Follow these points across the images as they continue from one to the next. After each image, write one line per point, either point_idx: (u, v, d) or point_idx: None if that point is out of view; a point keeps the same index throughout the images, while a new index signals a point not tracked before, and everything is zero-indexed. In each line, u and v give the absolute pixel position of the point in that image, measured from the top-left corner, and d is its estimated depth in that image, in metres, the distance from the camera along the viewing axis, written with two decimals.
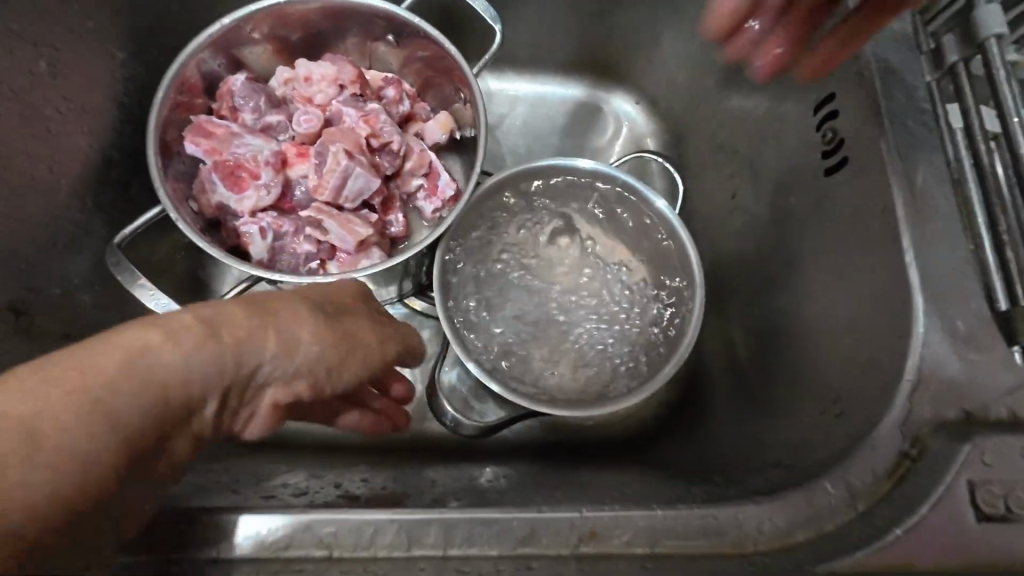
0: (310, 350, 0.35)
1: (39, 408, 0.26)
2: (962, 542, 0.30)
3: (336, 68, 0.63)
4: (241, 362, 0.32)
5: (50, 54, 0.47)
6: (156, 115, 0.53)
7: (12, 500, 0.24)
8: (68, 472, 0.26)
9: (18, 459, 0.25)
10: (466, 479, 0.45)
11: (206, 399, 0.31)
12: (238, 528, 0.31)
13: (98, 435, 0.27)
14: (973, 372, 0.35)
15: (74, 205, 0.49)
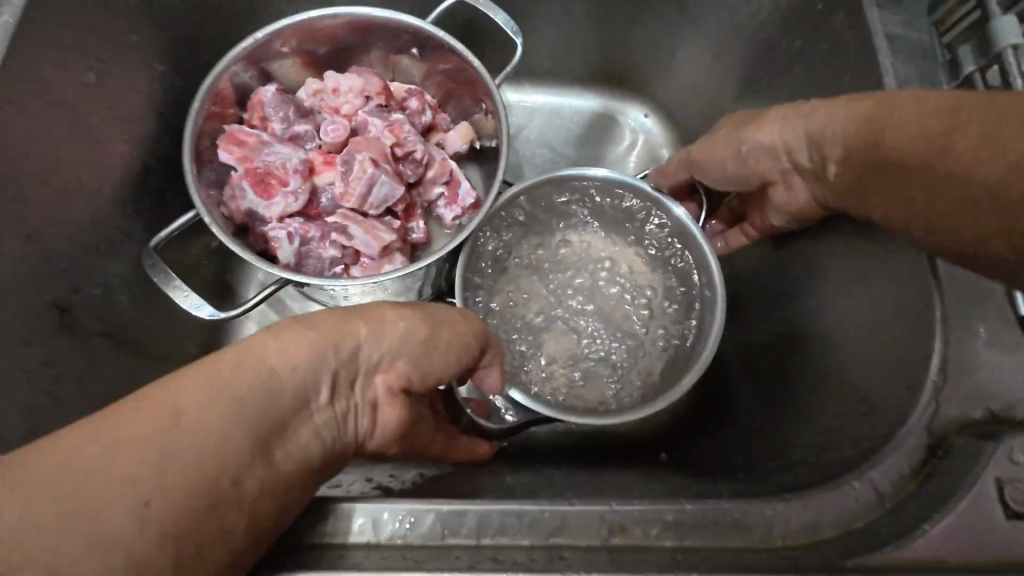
0: (397, 329, 0.36)
1: (159, 414, 0.26)
2: (994, 539, 0.30)
3: (362, 80, 0.65)
4: (345, 346, 0.33)
5: (97, 66, 0.49)
6: (192, 124, 0.56)
7: (149, 503, 0.24)
8: (197, 472, 0.26)
9: (149, 464, 0.25)
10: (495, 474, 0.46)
11: (319, 387, 0.31)
12: (343, 514, 0.31)
13: (221, 431, 0.27)
14: (997, 372, 0.35)
15: (115, 209, 0.51)
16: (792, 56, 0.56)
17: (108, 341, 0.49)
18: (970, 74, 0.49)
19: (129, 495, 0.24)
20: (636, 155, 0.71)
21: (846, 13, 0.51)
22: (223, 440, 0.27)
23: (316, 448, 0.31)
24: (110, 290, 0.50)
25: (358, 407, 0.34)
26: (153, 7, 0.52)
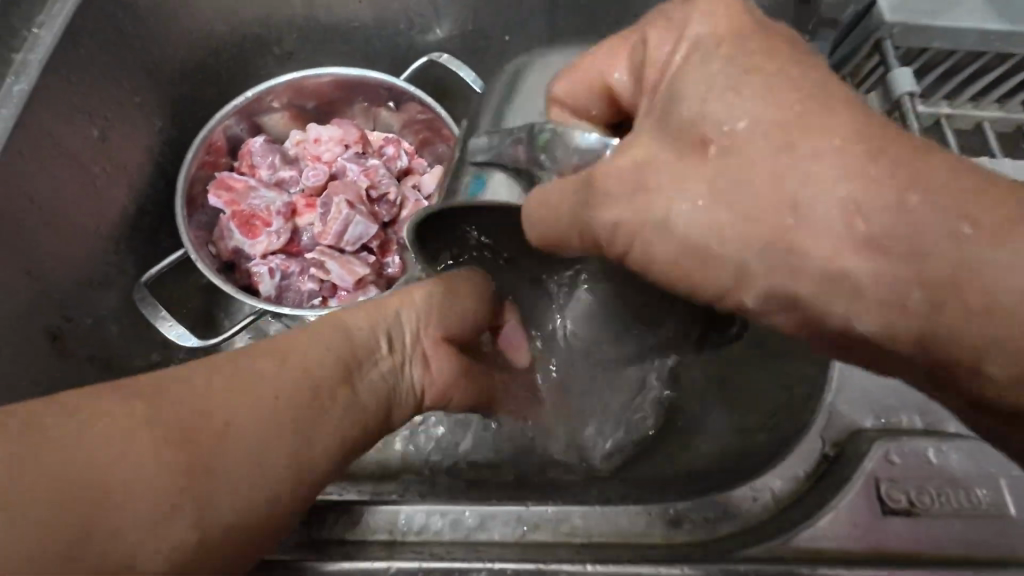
0: (420, 295, 0.41)
1: (224, 385, 0.29)
2: (871, 532, 0.33)
3: (342, 131, 0.72)
4: (389, 312, 0.39)
5: (103, 122, 0.56)
6: (188, 172, 0.63)
7: (214, 466, 0.27)
8: (257, 438, 0.28)
9: (216, 429, 0.28)
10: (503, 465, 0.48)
11: (379, 343, 0.37)
12: (355, 514, 0.35)
13: (279, 400, 0.30)
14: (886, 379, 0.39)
15: (110, 247, 0.57)
16: None
17: (96, 366, 0.54)
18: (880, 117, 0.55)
19: (194, 455, 0.26)
20: None
21: None
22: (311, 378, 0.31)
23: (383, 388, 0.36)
24: (101, 320, 0.55)
25: (414, 357, 0.39)
26: (155, 72, 0.60)
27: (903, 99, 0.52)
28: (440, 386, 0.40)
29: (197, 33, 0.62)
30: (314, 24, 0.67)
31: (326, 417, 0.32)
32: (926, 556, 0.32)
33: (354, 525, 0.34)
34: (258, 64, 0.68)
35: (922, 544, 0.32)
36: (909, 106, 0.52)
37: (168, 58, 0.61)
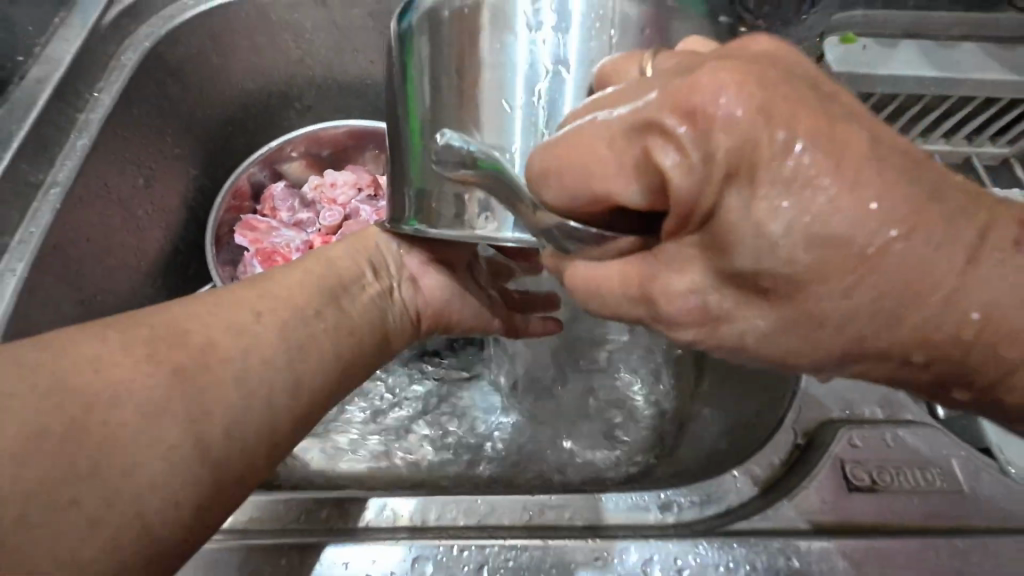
0: (384, 237, 0.49)
1: (213, 338, 0.34)
2: (838, 507, 0.37)
3: (355, 175, 0.79)
4: (371, 245, 0.48)
5: (148, 171, 0.63)
6: (218, 215, 0.69)
7: (226, 404, 0.33)
8: (256, 378, 0.35)
9: (220, 371, 0.33)
10: (499, 453, 0.59)
11: (366, 273, 0.46)
12: (373, 505, 0.38)
13: (272, 348, 0.36)
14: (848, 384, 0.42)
15: (147, 281, 0.63)
16: None
17: None
18: None
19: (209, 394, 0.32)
20: None
21: None
22: (281, 318, 0.38)
23: (378, 306, 0.46)
24: None
25: (401, 280, 0.49)
26: (190, 127, 0.68)
27: None
28: (432, 310, 0.51)
29: (228, 93, 0.70)
30: (332, 82, 0.75)
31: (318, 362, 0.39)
32: (886, 526, 0.36)
33: (374, 513, 0.38)
34: (280, 118, 0.76)
35: (885, 516, 0.37)
36: None
37: (203, 114, 0.69)
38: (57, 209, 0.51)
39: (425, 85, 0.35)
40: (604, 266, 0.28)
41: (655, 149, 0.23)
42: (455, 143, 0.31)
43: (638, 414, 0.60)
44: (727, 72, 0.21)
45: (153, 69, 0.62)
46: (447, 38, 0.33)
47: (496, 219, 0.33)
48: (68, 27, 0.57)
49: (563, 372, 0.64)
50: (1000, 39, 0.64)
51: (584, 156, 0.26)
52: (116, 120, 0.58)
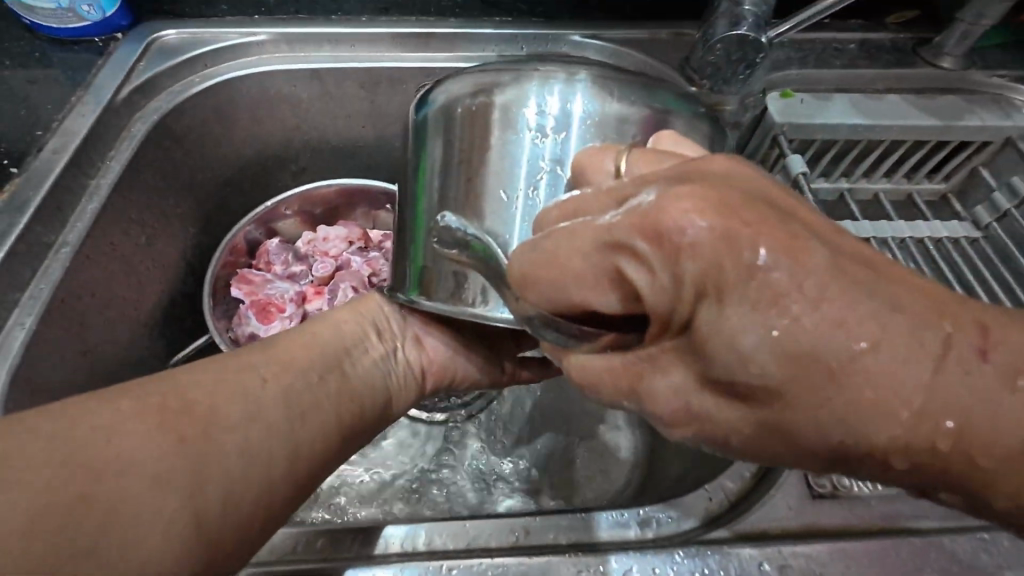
0: (382, 302, 0.52)
1: (213, 394, 0.37)
2: (803, 512, 0.40)
3: (347, 230, 0.83)
4: (372, 308, 0.51)
5: (150, 231, 0.67)
6: (215, 271, 0.73)
7: (222, 451, 0.35)
8: (251, 429, 0.37)
9: (218, 423, 0.36)
10: (497, 499, 0.64)
11: (370, 336, 0.50)
12: (377, 534, 0.40)
13: (267, 403, 0.39)
14: None
15: (145, 333, 0.66)
16: None
17: None
18: (797, 178, 0.64)
19: (205, 442, 0.34)
20: None
21: None
22: (281, 376, 0.41)
23: (378, 369, 0.49)
24: None
25: (405, 340, 0.52)
26: (192, 190, 0.73)
27: (799, 178, 0.64)
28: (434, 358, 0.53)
29: (228, 158, 0.76)
30: (325, 145, 0.81)
31: (314, 417, 0.41)
32: (848, 530, 0.39)
33: (376, 543, 0.39)
34: (275, 179, 0.82)
35: (845, 522, 0.40)
36: (804, 183, 0.63)
37: (204, 178, 0.74)
38: (67, 265, 0.56)
39: (435, 179, 0.40)
40: (595, 358, 0.33)
41: (628, 268, 0.29)
42: (454, 227, 0.37)
43: (622, 458, 0.66)
44: (688, 200, 0.26)
45: (159, 138, 0.67)
46: (460, 134, 0.39)
47: (487, 302, 0.37)
48: (84, 104, 0.63)
49: (553, 421, 0.69)
50: (919, 91, 0.72)
51: (560, 268, 0.31)
52: (124, 185, 0.63)
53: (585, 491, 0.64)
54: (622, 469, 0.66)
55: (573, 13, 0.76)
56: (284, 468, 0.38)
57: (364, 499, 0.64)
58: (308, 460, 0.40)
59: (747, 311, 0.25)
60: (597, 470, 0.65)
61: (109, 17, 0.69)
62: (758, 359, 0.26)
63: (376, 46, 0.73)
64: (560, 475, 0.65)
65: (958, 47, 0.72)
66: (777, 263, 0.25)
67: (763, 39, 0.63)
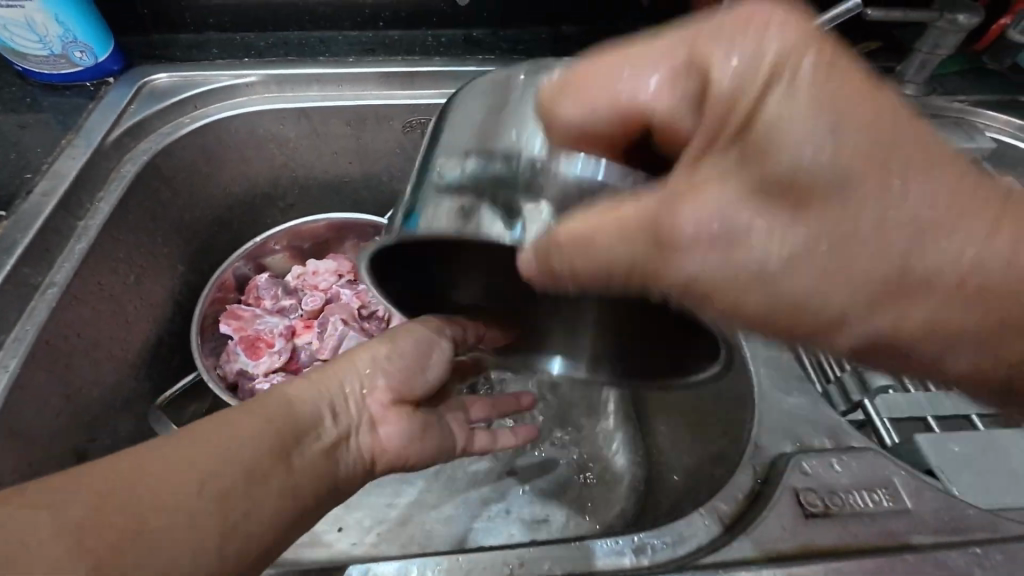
0: (366, 357, 0.49)
1: (167, 463, 0.34)
2: (797, 533, 0.40)
3: (336, 263, 0.84)
4: (348, 367, 0.49)
5: (138, 269, 0.67)
6: (203, 307, 0.73)
7: (166, 531, 0.32)
8: (203, 505, 0.34)
9: (167, 499, 0.33)
10: (490, 529, 0.63)
11: (343, 399, 0.47)
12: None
13: (224, 474, 0.36)
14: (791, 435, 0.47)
15: (131, 373, 0.65)
16: None
17: None
18: None
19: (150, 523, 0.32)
20: None
21: None
22: (246, 440, 0.38)
23: (344, 438, 0.46)
24: (118, 439, 0.62)
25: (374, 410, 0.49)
26: (182, 228, 0.73)
27: None
28: (404, 428, 0.50)
29: (218, 195, 0.77)
30: (312, 181, 0.82)
31: (272, 488, 0.38)
32: (843, 550, 0.39)
33: None
34: (265, 214, 0.83)
35: (839, 542, 0.40)
36: None
37: (194, 216, 0.75)
38: (52, 306, 0.56)
39: (448, 133, 0.42)
40: (607, 220, 0.30)
41: (695, 49, 0.28)
42: (468, 163, 0.38)
43: (614, 484, 0.67)
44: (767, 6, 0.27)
45: (148, 178, 0.68)
46: (473, 103, 0.42)
47: (495, 222, 0.36)
48: (74, 146, 0.64)
49: (547, 451, 0.69)
50: None
51: (593, 87, 0.32)
52: (113, 225, 0.64)
53: (579, 519, 0.64)
54: (612, 494, 0.66)
55: (553, 50, 0.79)
56: (233, 550, 0.35)
57: (355, 534, 0.62)
58: (261, 541, 0.36)
59: (817, 126, 0.24)
60: (589, 496, 0.66)
61: (101, 63, 0.71)
62: (848, 145, 0.24)
63: (362, 85, 0.75)
64: (554, 503, 0.65)
65: (918, 74, 0.76)
66: (818, 68, 0.24)
67: None
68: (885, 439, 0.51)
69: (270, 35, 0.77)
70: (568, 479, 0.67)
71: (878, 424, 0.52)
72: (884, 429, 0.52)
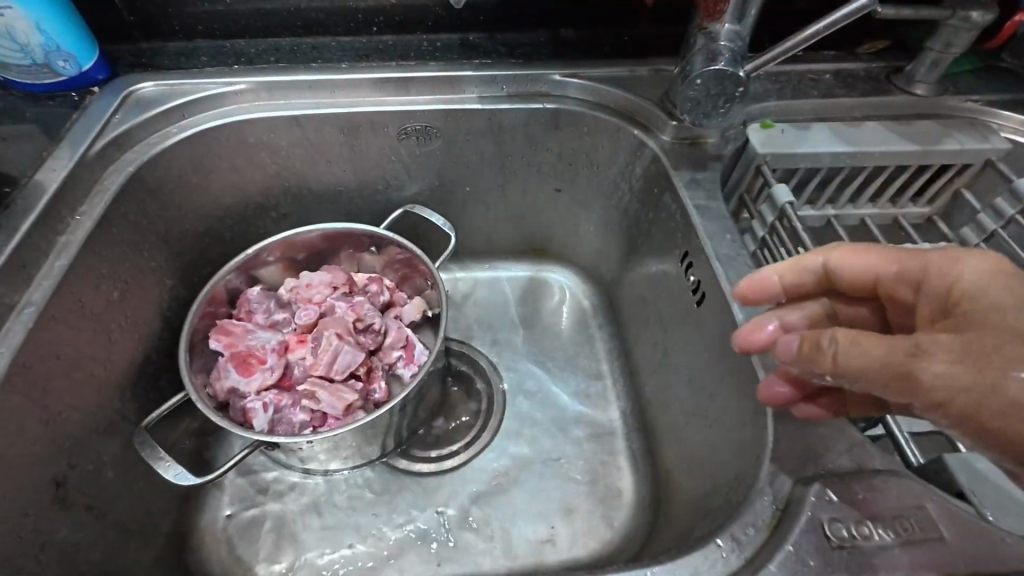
0: None
1: None
2: (824, 566, 0.37)
3: (331, 275, 0.81)
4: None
5: (122, 285, 0.65)
6: (191, 321, 0.70)
7: None
8: None
9: None
10: (486, 555, 0.68)
11: None
12: None
13: None
14: (813, 451, 0.44)
15: (115, 394, 0.63)
16: (649, 223, 0.74)
17: (92, 513, 0.58)
18: (784, 207, 0.64)
19: None
20: (567, 307, 0.89)
21: (671, 192, 0.69)
22: None
23: None
24: (100, 466, 0.59)
25: None
26: (170, 243, 0.71)
27: (786, 207, 0.64)
28: None
29: (208, 208, 0.74)
30: (306, 191, 0.79)
31: None
32: None
33: None
34: (258, 227, 0.81)
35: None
36: (791, 211, 0.63)
37: (183, 228, 0.73)
38: (28, 327, 0.53)
39: None
40: (859, 339, 0.37)
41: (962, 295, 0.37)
42: None
43: (605, 505, 0.72)
44: None
45: (134, 191, 0.66)
46: None
47: None
48: (56, 158, 0.62)
49: (542, 477, 0.74)
50: (895, 117, 0.74)
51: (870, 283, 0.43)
52: (95, 240, 0.61)
53: (567, 544, 0.69)
54: (604, 515, 0.71)
55: (551, 53, 0.77)
56: None
57: (363, 556, 0.68)
58: None
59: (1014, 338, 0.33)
60: (581, 517, 0.71)
61: (86, 72, 0.68)
62: None
63: (356, 91, 0.73)
64: (546, 525, 0.70)
65: (929, 75, 0.74)
66: None
67: (741, 74, 0.61)
68: (910, 459, 0.47)
69: (262, 42, 0.75)
70: (564, 502, 0.72)
71: (900, 440, 0.48)
72: (905, 445, 0.48)
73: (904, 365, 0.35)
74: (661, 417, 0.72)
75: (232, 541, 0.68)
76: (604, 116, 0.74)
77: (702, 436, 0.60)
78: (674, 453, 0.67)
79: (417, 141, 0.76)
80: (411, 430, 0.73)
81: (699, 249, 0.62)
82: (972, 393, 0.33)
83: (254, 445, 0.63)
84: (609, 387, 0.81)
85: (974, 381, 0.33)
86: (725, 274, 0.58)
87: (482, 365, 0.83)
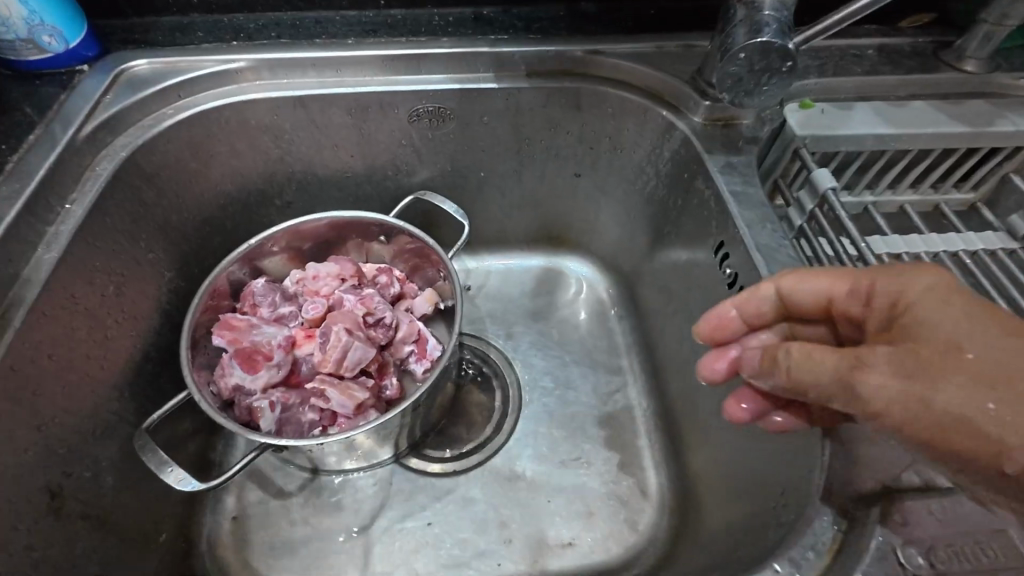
0: None
1: None
2: None
3: (339, 266, 0.77)
4: None
5: (118, 279, 0.61)
6: (193, 317, 0.66)
7: None
8: None
9: None
10: (506, 559, 0.65)
11: None
12: None
13: None
14: (873, 465, 0.40)
15: (113, 394, 0.59)
16: (677, 211, 0.70)
17: (90, 522, 0.54)
18: (826, 192, 0.59)
19: None
20: (584, 299, 0.85)
21: (703, 177, 0.64)
22: None
23: None
24: (98, 471, 0.56)
25: None
26: (168, 233, 0.67)
27: (827, 193, 0.59)
28: None
29: (207, 195, 0.70)
30: (311, 177, 0.75)
31: None
32: None
33: None
34: (261, 216, 0.76)
35: None
36: (835, 198, 0.58)
37: (182, 217, 0.68)
38: (17, 327, 0.49)
39: None
40: (810, 353, 0.36)
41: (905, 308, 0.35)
42: None
43: (629, 508, 0.68)
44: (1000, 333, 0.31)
45: (128, 177, 0.62)
46: None
47: None
48: (42, 143, 0.58)
49: (562, 477, 0.70)
50: (942, 97, 0.68)
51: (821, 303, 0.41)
52: (87, 230, 0.57)
53: (591, 547, 0.66)
54: (629, 519, 0.68)
55: (572, 27, 0.71)
56: None
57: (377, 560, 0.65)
58: None
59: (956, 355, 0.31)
60: (605, 520, 0.68)
61: (73, 48, 0.63)
62: None
63: (363, 70, 0.68)
64: (569, 526, 0.67)
65: (982, 49, 0.68)
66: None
67: (791, 46, 0.56)
68: None
69: (261, 17, 0.69)
70: (587, 505, 0.68)
71: None
72: None
73: (848, 379, 0.33)
74: (688, 416, 0.68)
75: (241, 547, 0.65)
76: (629, 96, 0.69)
77: (739, 440, 0.56)
78: (705, 455, 0.64)
79: (430, 123, 0.72)
80: (425, 428, 0.70)
81: (736, 240, 0.58)
82: (909, 408, 0.31)
83: (262, 447, 0.59)
84: (631, 384, 0.77)
85: (914, 396, 0.31)
86: (766, 267, 0.54)
87: (496, 360, 0.79)
